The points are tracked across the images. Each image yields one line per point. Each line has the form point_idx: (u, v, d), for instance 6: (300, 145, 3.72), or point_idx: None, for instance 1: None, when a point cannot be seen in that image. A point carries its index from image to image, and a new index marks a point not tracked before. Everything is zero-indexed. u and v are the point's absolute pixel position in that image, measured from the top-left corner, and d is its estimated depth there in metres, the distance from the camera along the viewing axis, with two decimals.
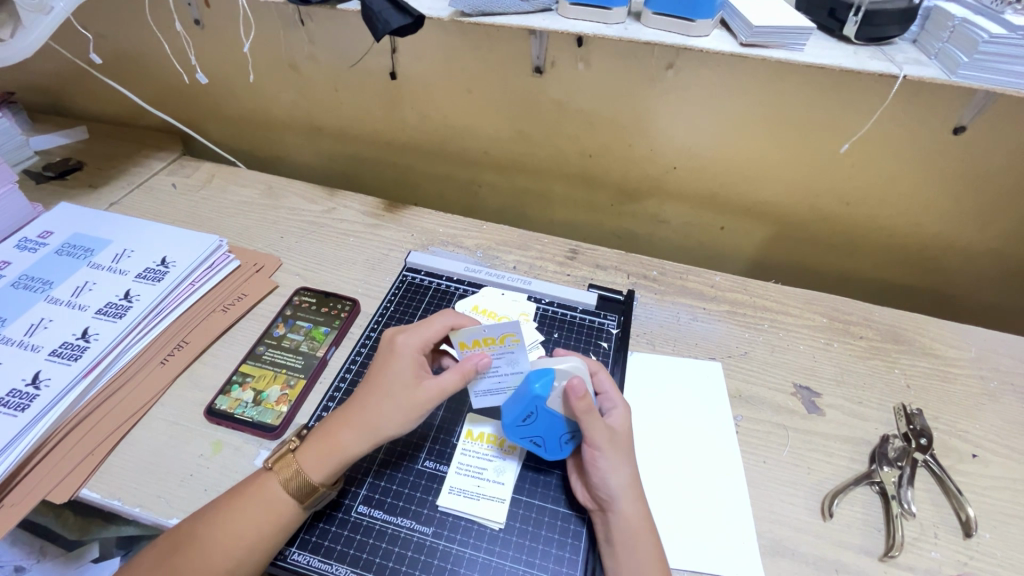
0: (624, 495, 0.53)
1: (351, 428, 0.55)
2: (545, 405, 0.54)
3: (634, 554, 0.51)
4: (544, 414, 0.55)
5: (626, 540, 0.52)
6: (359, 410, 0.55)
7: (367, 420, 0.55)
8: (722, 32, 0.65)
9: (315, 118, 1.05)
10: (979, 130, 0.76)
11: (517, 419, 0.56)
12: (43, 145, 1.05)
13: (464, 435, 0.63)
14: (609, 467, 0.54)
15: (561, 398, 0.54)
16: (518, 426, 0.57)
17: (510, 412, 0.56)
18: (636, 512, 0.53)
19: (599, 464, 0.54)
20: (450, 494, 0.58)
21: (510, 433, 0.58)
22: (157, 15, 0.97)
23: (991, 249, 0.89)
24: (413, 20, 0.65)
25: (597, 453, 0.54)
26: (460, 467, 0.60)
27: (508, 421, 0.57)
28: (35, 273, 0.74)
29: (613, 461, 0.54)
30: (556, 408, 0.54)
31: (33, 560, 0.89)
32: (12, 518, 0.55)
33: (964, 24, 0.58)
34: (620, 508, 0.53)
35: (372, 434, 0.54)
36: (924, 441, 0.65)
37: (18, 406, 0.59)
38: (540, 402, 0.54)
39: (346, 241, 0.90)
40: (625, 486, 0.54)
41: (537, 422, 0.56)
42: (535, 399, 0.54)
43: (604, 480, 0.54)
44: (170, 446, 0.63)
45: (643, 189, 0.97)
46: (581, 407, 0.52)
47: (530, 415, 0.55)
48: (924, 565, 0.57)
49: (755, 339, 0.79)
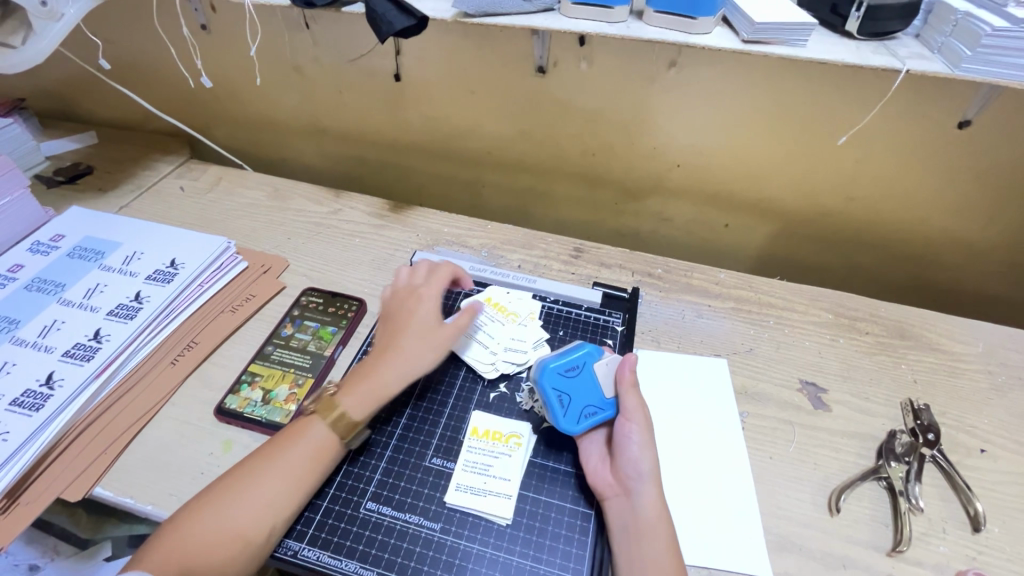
0: (650, 476, 0.55)
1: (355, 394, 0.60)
2: (596, 365, 0.62)
3: (655, 539, 0.52)
4: (588, 373, 0.62)
5: (647, 523, 0.53)
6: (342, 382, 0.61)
7: (371, 385, 0.61)
8: (724, 29, 0.65)
9: (320, 121, 1.06)
10: (985, 124, 0.75)
11: (560, 368, 0.62)
12: (54, 150, 1.07)
13: (470, 433, 0.64)
14: (642, 443, 0.57)
15: (608, 368, 0.62)
16: (558, 375, 0.62)
17: (557, 362, 0.63)
18: (658, 497, 0.55)
19: (633, 437, 0.57)
20: (456, 491, 0.59)
21: (544, 377, 0.62)
22: (165, 20, 0.98)
23: (999, 244, 0.89)
24: (417, 21, 0.66)
25: (632, 427, 0.58)
26: (467, 464, 0.61)
27: (548, 367, 0.62)
28: (47, 275, 0.76)
29: (644, 439, 0.57)
30: (597, 375, 0.62)
31: (48, 559, 0.90)
32: (27, 516, 0.56)
33: (967, 17, 0.58)
34: (646, 489, 0.55)
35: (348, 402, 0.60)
36: (931, 436, 0.63)
37: (32, 406, 0.61)
38: (591, 358, 0.63)
39: (352, 242, 0.91)
40: (651, 466, 0.56)
41: (577, 377, 0.62)
42: (591, 355, 0.63)
43: (636, 457, 0.56)
44: (181, 445, 0.64)
45: (647, 188, 0.97)
46: (627, 376, 0.60)
47: (575, 368, 0.62)
48: (932, 560, 0.57)
49: (761, 336, 0.79)
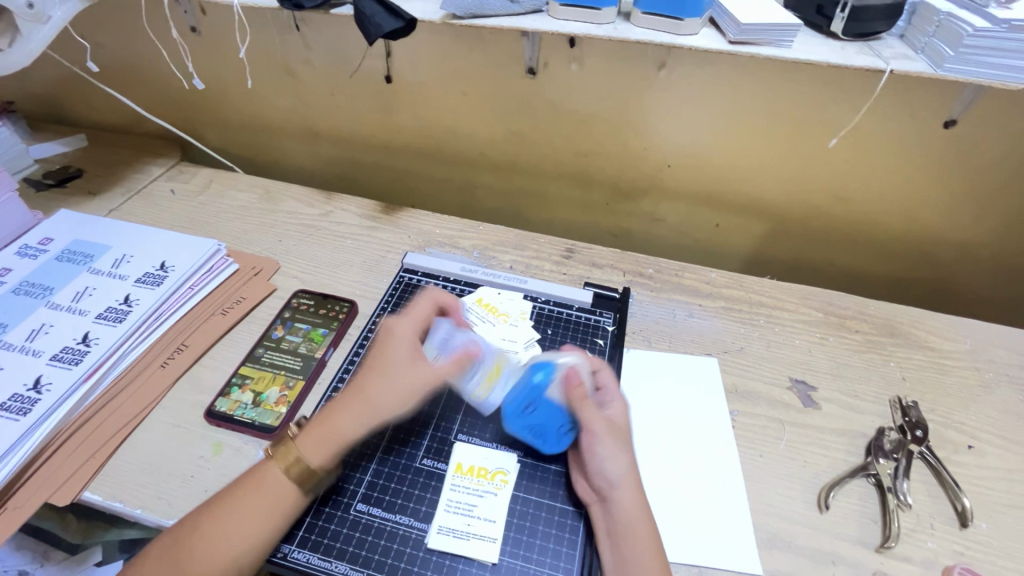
0: (624, 484, 0.55)
1: (351, 409, 0.57)
2: (544, 392, 0.61)
3: (633, 544, 0.52)
4: (542, 402, 0.61)
5: (626, 530, 0.53)
6: (355, 392, 0.58)
7: (366, 400, 0.57)
8: (711, 30, 0.66)
9: (311, 122, 1.06)
10: (969, 124, 0.76)
11: (518, 407, 0.62)
12: (44, 153, 1.06)
13: (453, 468, 0.61)
14: (608, 454, 0.56)
15: (560, 386, 0.60)
16: (519, 414, 0.62)
17: (513, 400, 0.63)
18: (635, 502, 0.54)
19: (599, 450, 0.56)
20: (439, 534, 0.56)
21: (512, 424, 0.63)
22: (155, 22, 0.98)
23: (986, 242, 0.90)
24: (405, 23, 0.66)
25: (596, 440, 0.56)
26: (450, 504, 0.58)
27: (510, 410, 0.63)
28: (36, 279, 0.75)
29: (611, 448, 0.56)
30: (554, 396, 0.60)
31: (37, 565, 0.89)
32: (14, 521, 0.56)
33: (950, 18, 0.58)
34: (621, 497, 0.54)
35: (370, 412, 0.57)
36: (919, 432, 0.66)
37: (20, 410, 0.60)
38: (538, 388, 0.61)
39: (343, 243, 0.91)
40: (625, 474, 0.55)
41: (537, 410, 0.61)
42: (536, 384, 0.61)
43: (606, 468, 0.55)
44: (171, 448, 0.63)
45: (638, 188, 0.97)
46: (577, 388, 0.59)
47: (531, 403, 0.61)
48: (920, 556, 0.58)
49: (751, 335, 0.79)
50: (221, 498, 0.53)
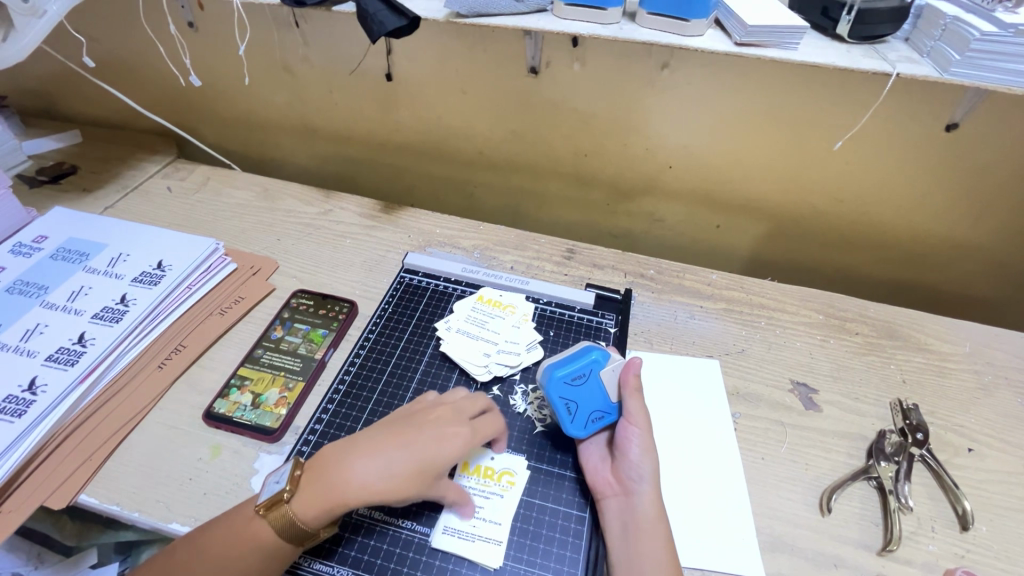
0: (651, 479, 0.56)
1: (349, 471, 0.52)
2: (600, 373, 0.61)
3: (652, 539, 0.53)
4: (594, 380, 0.60)
5: (647, 523, 0.54)
6: (362, 452, 0.53)
7: (363, 465, 0.52)
8: (716, 31, 0.65)
9: (310, 120, 1.05)
10: (971, 128, 0.76)
11: (567, 375, 0.60)
12: (37, 149, 1.05)
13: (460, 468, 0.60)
14: (643, 448, 0.57)
15: (613, 373, 0.61)
16: (564, 383, 0.60)
17: (563, 368, 0.60)
18: (656, 499, 0.56)
19: (635, 441, 0.57)
20: (444, 534, 0.55)
21: (550, 389, 0.60)
22: (151, 17, 0.97)
23: (986, 245, 0.90)
24: (409, 21, 0.65)
25: (633, 431, 0.58)
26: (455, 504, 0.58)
27: (554, 374, 0.60)
28: (31, 278, 0.74)
29: (646, 443, 0.58)
30: (606, 379, 0.61)
31: (31, 566, 0.88)
32: (9, 524, 0.55)
33: (956, 22, 0.58)
34: (647, 492, 0.55)
35: (364, 485, 0.52)
36: (920, 435, 0.65)
37: (16, 411, 0.59)
38: (595, 367, 0.61)
39: (343, 242, 0.90)
40: (653, 470, 0.57)
41: (584, 386, 0.60)
42: (595, 362, 0.61)
43: (638, 461, 0.56)
44: (169, 450, 0.63)
45: (639, 189, 0.97)
46: (632, 380, 0.60)
47: (582, 376, 0.60)
48: (921, 559, 0.58)
49: (752, 337, 0.79)
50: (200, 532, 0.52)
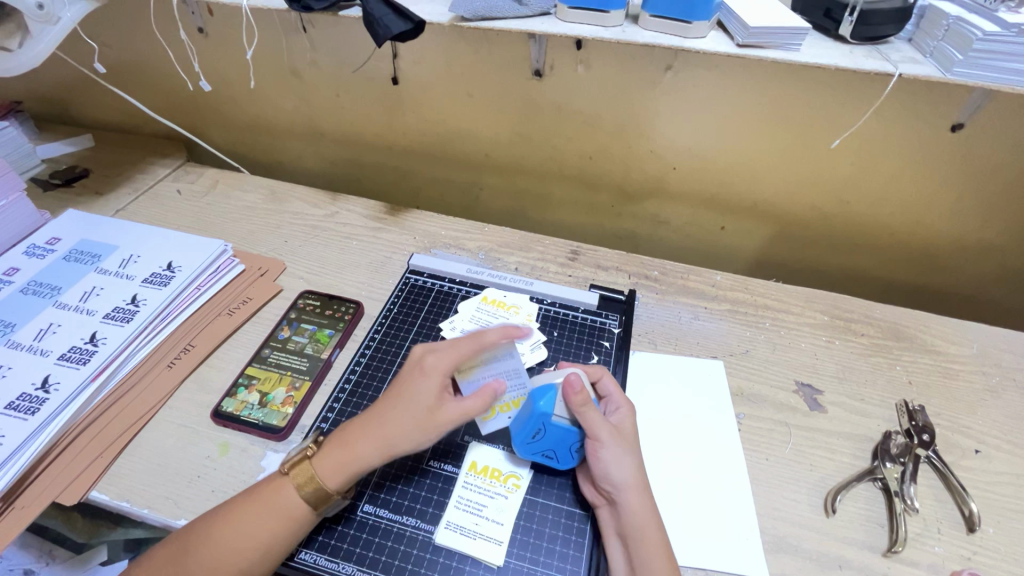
0: (631, 487, 0.54)
1: (369, 439, 0.54)
2: (552, 420, 0.56)
3: (643, 546, 0.52)
4: (550, 430, 0.56)
5: (636, 531, 0.53)
6: (379, 417, 0.55)
7: (383, 428, 0.54)
8: (719, 33, 0.66)
9: (317, 123, 1.06)
10: (977, 128, 0.76)
11: (526, 435, 0.58)
12: (51, 153, 1.07)
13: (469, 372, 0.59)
14: (613, 458, 0.55)
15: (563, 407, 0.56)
16: (529, 442, 0.59)
17: (521, 427, 0.58)
18: (643, 504, 0.54)
19: (604, 457, 0.55)
20: (447, 530, 0.56)
21: (524, 450, 0.60)
22: (161, 23, 0.98)
23: (993, 244, 0.89)
24: (414, 25, 0.66)
25: (599, 446, 0.55)
26: (459, 502, 0.58)
27: (519, 437, 0.59)
28: (44, 279, 0.75)
29: (616, 452, 0.55)
30: (561, 419, 0.56)
31: (42, 563, 0.89)
32: (22, 520, 0.56)
33: (958, 22, 0.58)
34: (627, 500, 0.54)
35: (388, 444, 0.54)
36: (926, 436, 0.65)
37: (29, 409, 0.60)
38: (546, 418, 0.56)
39: (349, 244, 0.91)
40: (631, 476, 0.54)
41: (547, 436, 0.57)
42: (542, 414, 0.56)
43: (613, 474, 0.54)
44: (178, 448, 0.64)
45: (644, 190, 0.97)
46: (578, 400, 0.55)
47: (539, 431, 0.57)
48: (927, 560, 0.57)
49: (757, 338, 0.79)
50: (230, 509, 0.53)
